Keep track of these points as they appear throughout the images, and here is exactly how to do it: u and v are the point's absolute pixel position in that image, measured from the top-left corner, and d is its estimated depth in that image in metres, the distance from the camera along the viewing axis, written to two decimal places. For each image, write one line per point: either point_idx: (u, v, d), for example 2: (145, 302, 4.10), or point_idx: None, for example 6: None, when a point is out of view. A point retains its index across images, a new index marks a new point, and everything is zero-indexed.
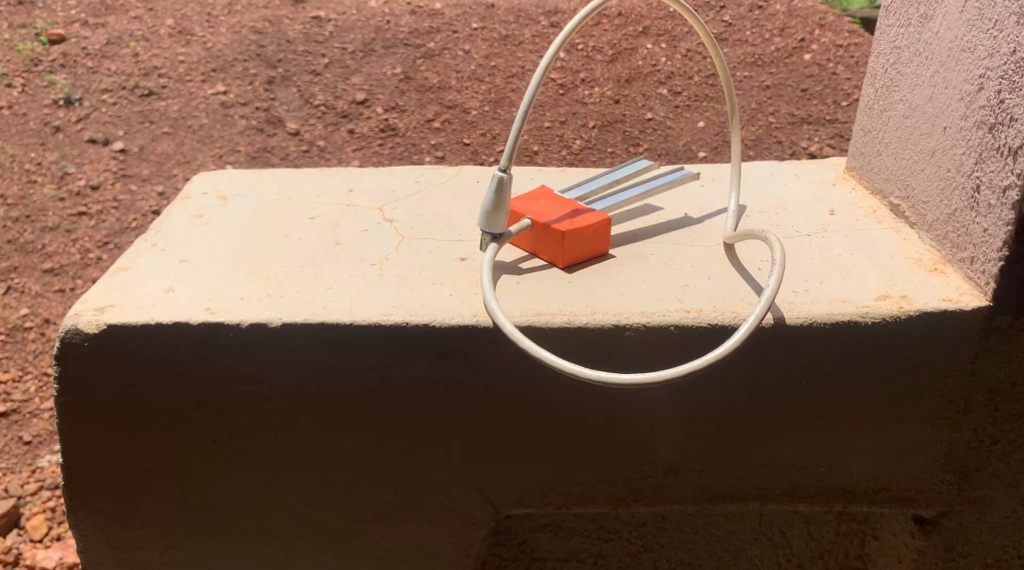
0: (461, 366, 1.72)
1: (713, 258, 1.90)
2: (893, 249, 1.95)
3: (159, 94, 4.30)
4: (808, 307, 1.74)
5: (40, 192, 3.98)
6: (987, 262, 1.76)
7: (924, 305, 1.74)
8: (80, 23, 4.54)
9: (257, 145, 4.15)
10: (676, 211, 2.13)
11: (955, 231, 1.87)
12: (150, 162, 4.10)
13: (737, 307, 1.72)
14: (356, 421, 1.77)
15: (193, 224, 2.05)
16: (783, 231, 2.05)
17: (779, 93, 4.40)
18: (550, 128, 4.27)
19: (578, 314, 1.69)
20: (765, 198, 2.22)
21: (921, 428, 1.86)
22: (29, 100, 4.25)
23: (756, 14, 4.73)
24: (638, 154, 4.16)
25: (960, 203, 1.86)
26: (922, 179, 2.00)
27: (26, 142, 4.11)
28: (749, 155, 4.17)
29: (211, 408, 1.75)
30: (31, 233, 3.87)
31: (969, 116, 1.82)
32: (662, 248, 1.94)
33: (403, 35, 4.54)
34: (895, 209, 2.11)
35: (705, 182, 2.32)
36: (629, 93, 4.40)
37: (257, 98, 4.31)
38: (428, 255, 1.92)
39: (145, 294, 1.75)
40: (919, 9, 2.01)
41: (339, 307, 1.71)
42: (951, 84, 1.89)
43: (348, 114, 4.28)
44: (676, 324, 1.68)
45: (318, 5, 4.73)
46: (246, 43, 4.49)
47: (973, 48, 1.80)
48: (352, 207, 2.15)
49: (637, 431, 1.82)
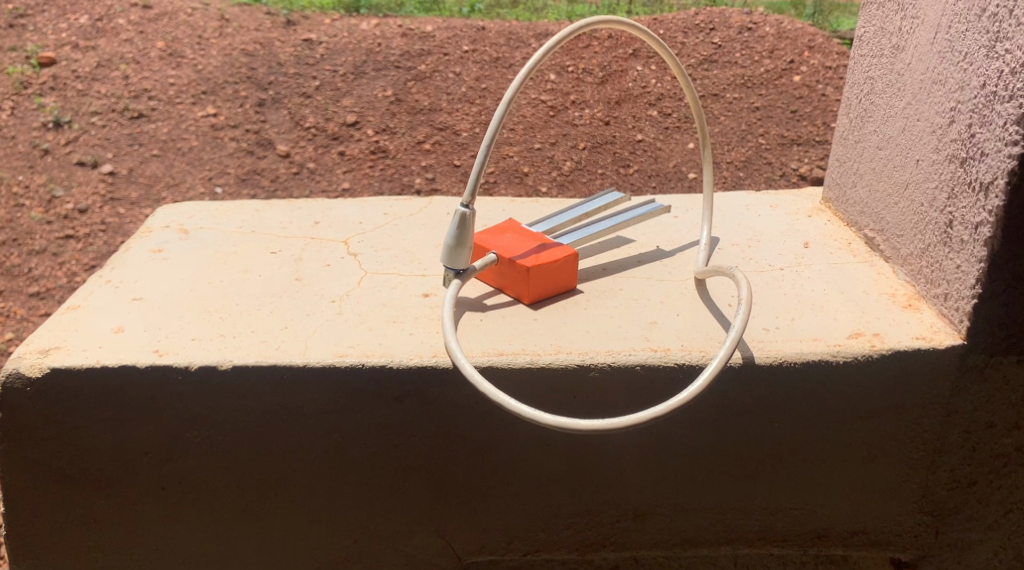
0: (420, 408, 1.72)
1: (683, 293, 1.89)
2: (867, 283, 1.95)
3: (148, 117, 4.29)
4: (778, 347, 1.74)
5: (28, 215, 3.95)
6: (960, 299, 1.77)
7: (896, 344, 1.75)
8: (70, 46, 4.51)
9: (247, 167, 4.13)
10: (648, 243, 2.13)
11: (929, 267, 1.88)
12: (139, 184, 4.07)
13: (704, 345, 1.70)
14: (319, 467, 1.77)
15: (150, 260, 2.05)
16: (755, 264, 2.05)
17: (769, 114, 4.40)
18: (540, 149, 4.25)
19: (542, 354, 1.68)
20: (739, 230, 2.22)
21: (897, 469, 1.86)
22: (19, 122, 4.23)
23: (745, 36, 4.74)
24: (629, 175, 4.15)
25: (933, 237, 1.86)
26: (895, 212, 2.01)
27: (15, 165, 4.08)
28: (739, 176, 4.16)
29: (158, 455, 1.74)
30: (18, 257, 3.82)
31: (940, 149, 1.82)
32: (631, 283, 1.93)
33: (394, 58, 4.54)
34: (871, 241, 2.11)
35: (679, 214, 2.32)
36: (619, 115, 4.39)
37: (248, 120, 4.29)
38: (391, 290, 1.91)
39: (93, 336, 1.74)
40: (892, 39, 2.01)
41: (294, 348, 1.71)
42: (922, 117, 1.89)
43: (338, 135, 4.26)
44: (642, 363, 1.67)
45: (310, 28, 4.73)
46: (237, 65, 4.47)
47: (944, 81, 1.81)
48: (316, 240, 2.15)
49: (605, 474, 1.82)
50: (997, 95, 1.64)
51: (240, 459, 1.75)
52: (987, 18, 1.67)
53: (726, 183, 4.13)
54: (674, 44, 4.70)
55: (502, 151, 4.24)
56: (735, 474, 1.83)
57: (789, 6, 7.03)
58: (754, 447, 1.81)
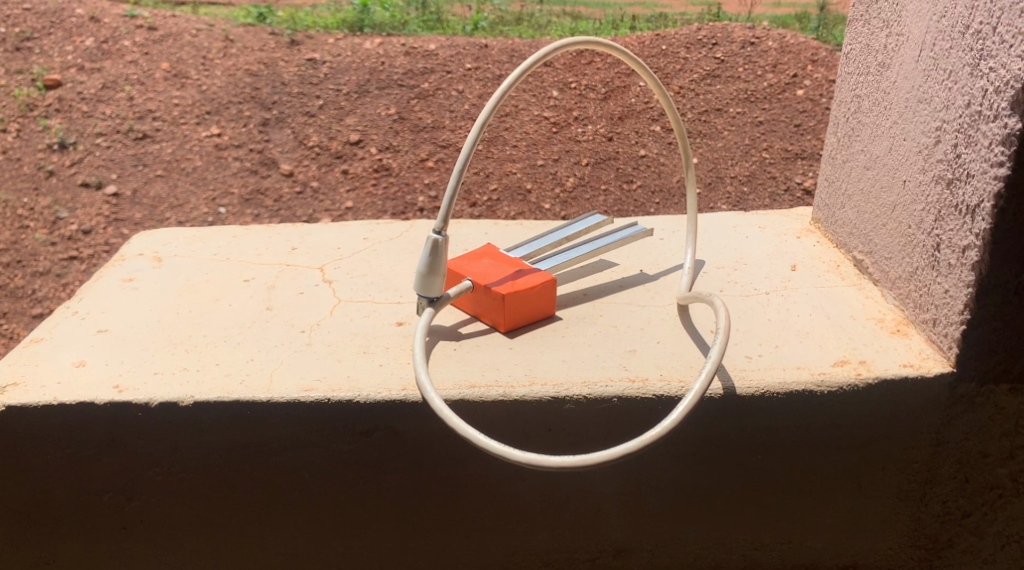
0: (387, 442, 1.77)
1: (665, 319, 1.90)
2: (855, 308, 1.97)
3: (153, 137, 4.29)
4: (760, 376, 1.76)
5: (32, 237, 3.91)
6: (949, 325, 1.77)
7: (884, 372, 1.76)
8: (76, 67, 4.52)
9: (250, 187, 4.13)
10: (631, 267, 2.15)
11: (918, 291, 1.89)
12: (143, 205, 4.04)
13: (683, 374, 1.71)
14: (290, 500, 1.83)
15: (122, 290, 2.12)
16: (741, 289, 2.07)
17: (772, 128, 4.36)
18: (543, 166, 4.22)
19: (516, 386, 1.69)
20: (725, 253, 2.24)
21: (886, 501, 1.89)
22: (24, 144, 4.21)
23: (748, 51, 4.73)
24: (632, 191, 4.13)
25: (921, 260, 1.87)
26: (884, 234, 2.02)
27: (20, 187, 4.05)
28: (743, 192, 4.11)
29: (119, 491, 1.81)
30: (22, 278, 3.79)
31: (927, 169, 1.83)
32: (611, 310, 1.95)
33: (397, 76, 4.54)
34: (858, 264, 2.13)
35: (665, 236, 2.33)
36: (622, 130, 4.36)
37: (251, 140, 4.29)
38: (364, 320, 1.96)
39: (56, 370, 1.80)
40: (877, 56, 2.03)
41: (258, 383, 1.75)
42: (909, 137, 1.90)
43: (341, 154, 4.25)
44: (619, 395, 1.68)
45: (313, 48, 4.74)
46: (241, 86, 4.49)
47: (930, 100, 1.82)
48: (291, 267, 2.20)
49: (582, 508, 1.86)
50: (982, 115, 1.66)
51: (215, 495, 1.82)
52: (970, 35, 1.69)
53: (729, 199, 4.08)
54: (676, 59, 4.70)
55: (506, 168, 4.21)
56: (699, 503, 1.88)
57: (790, 22, 7.03)
58: (724, 478, 1.85)
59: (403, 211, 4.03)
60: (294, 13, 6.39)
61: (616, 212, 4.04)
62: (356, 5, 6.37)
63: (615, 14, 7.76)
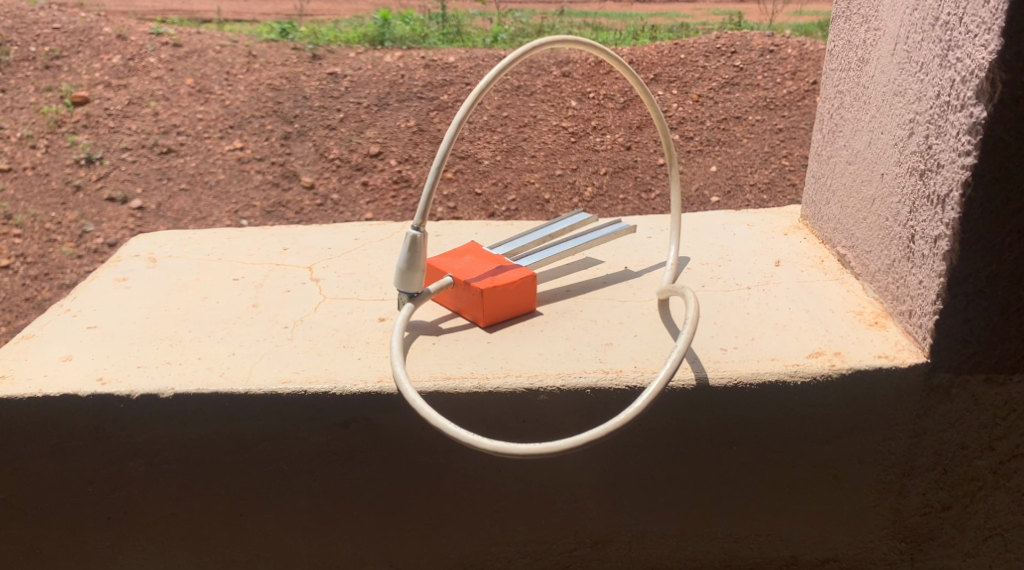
0: (364, 434, 1.82)
1: (644, 314, 1.96)
2: (836, 301, 2.01)
3: (177, 152, 4.37)
4: (734, 367, 1.79)
5: (59, 250, 3.97)
6: (923, 316, 1.81)
7: (857, 363, 1.79)
8: (103, 84, 4.60)
9: (272, 200, 4.17)
10: (615, 264, 2.20)
11: (895, 283, 1.93)
12: (167, 218, 4.09)
13: (656, 366, 1.76)
14: (270, 490, 1.88)
15: (114, 289, 2.19)
16: (722, 285, 2.11)
17: (792, 136, 4.35)
18: (561, 175, 4.23)
19: (490, 378, 1.74)
20: (712, 248, 2.29)
21: (865, 492, 1.91)
22: (52, 160, 4.29)
23: (767, 59, 4.72)
24: (650, 200, 4.13)
25: (898, 252, 1.91)
26: (864, 228, 2.06)
27: (48, 202, 4.12)
28: (763, 199, 4.08)
29: (103, 483, 1.87)
30: (49, 290, 3.83)
31: (902, 162, 1.87)
32: (591, 305, 2.01)
33: (417, 89, 4.59)
34: (842, 259, 2.17)
35: (652, 234, 2.39)
36: (640, 139, 4.37)
37: (273, 153, 4.35)
38: (347, 316, 2.02)
39: (43, 364, 1.87)
40: (857, 52, 2.08)
41: (238, 375, 1.81)
42: (886, 130, 1.94)
43: (362, 166, 4.29)
44: (592, 386, 1.73)
45: (335, 62, 4.81)
46: (263, 100, 4.56)
47: (904, 92, 1.86)
48: (281, 266, 2.27)
49: (560, 499, 1.90)
50: (950, 105, 1.69)
51: (195, 486, 1.87)
52: (939, 27, 1.73)
53: (749, 206, 4.05)
54: (695, 68, 4.70)
55: (524, 178, 4.22)
56: (676, 494, 1.90)
57: (812, 31, 7.00)
58: (700, 469, 1.88)
59: None
60: (316, 29, 6.46)
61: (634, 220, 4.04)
62: (378, 20, 6.44)
63: (637, 25, 7.77)
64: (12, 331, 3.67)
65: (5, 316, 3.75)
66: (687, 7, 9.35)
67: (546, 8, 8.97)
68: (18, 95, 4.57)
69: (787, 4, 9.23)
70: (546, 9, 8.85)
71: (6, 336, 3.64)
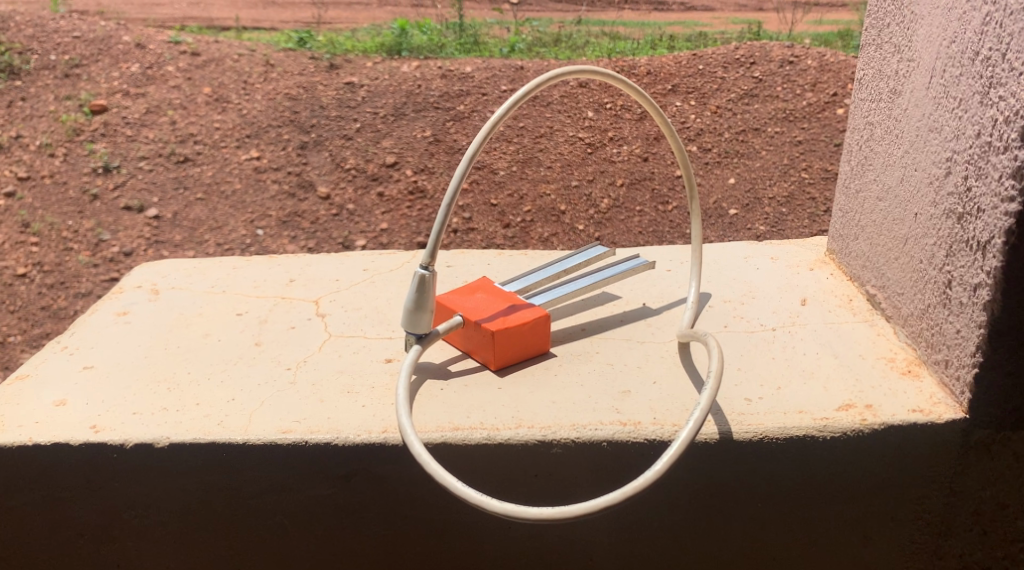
0: (367, 486, 1.79)
1: (664, 357, 1.95)
2: (866, 347, 2.01)
3: (193, 161, 4.35)
4: (758, 420, 1.77)
5: (75, 259, 3.95)
6: (961, 368, 1.79)
7: (891, 418, 1.77)
8: (121, 93, 4.60)
9: (288, 210, 4.14)
10: (633, 300, 2.21)
11: (929, 329, 1.91)
12: (183, 227, 4.08)
13: (676, 418, 1.73)
14: (270, 544, 1.86)
15: (114, 326, 2.20)
16: (746, 324, 2.13)
17: (812, 148, 4.28)
18: (577, 187, 4.18)
19: (499, 429, 1.72)
20: (735, 285, 2.31)
21: (899, 554, 1.89)
22: (70, 168, 4.28)
23: (787, 70, 4.66)
24: (668, 213, 4.08)
25: (933, 297, 1.90)
26: (896, 268, 2.06)
27: (65, 211, 4.11)
28: (782, 213, 4.03)
29: (93, 535, 1.86)
30: (65, 299, 3.81)
31: (939, 202, 1.86)
32: (606, 346, 2.00)
33: (434, 99, 4.56)
34: (871, 299, 2.17)
35: (672, 267, 2.39)
36: (657, 151, 4.32)
37: (290, 163, 4.32)
38: (353, 356, 2.01)
39: (36, 409, 1.86)
40: (889, 82, 2.08)
41: (236, 423, 1.79)
42: (920, 167, 1.94)
43: (377, 176, 4.25)
44: (608, 438, 1.70)
45: (352, 72, 4.79)
46: (281, 110, 4.54)
47: (940, 129, 1.85)
48: (286, 300, 2.27)
49: (574, 557, 1.88)
50: (992, 145, 1.66)
51: (191, 539, 1.86)
52: (980, 61, 1.71)
53: (767, 220, 4.01)
54: (713, 79, 4.65)
55: (540, 189, 4.17)
56: (695, 552, 1.88)
57: (830, 41, 6.96)
58: (719, 527, 1.86)
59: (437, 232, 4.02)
60: (333, 37, 6.45)
61: (651, 233, 4.00)
62: (395, 29, 6.43)
63: (654, 34, 7.74)
64: (28, 340, 3.66)
65: (20, 324, 3.73)
66: (705, 15, 9.30)
67: (563, 16, 8.96)
68: (37, 103, 4.58)
69: (806, 13, 9.18)
70: (564, 18, 8.83)
71: (22, 345, 3.62)
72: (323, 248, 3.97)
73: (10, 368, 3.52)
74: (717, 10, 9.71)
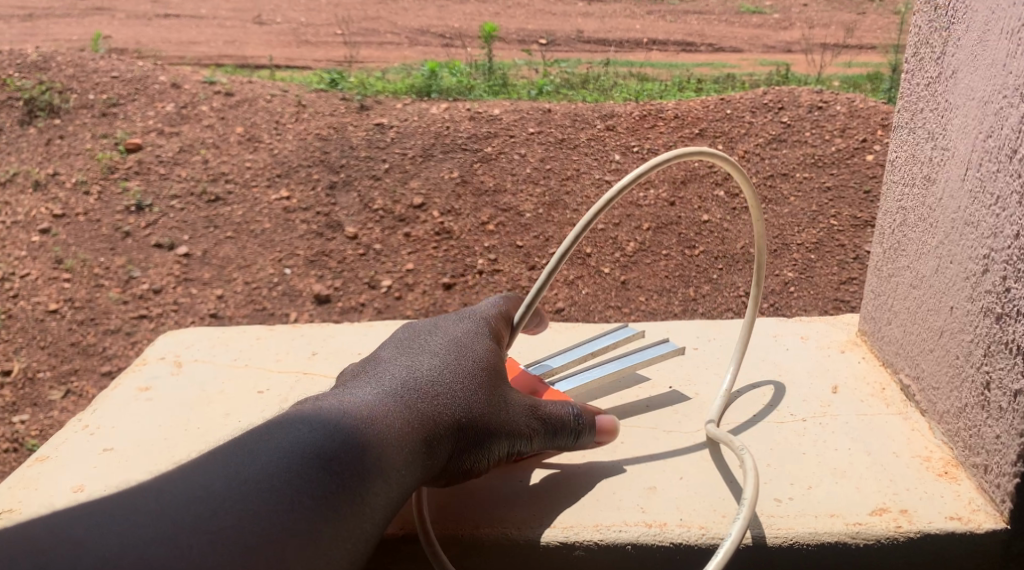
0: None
1: (691, 451, 2.21)
2: (902, 445, 2.16)
3: (224, 200, 4.37)
4: (789, 525, 1.95)
5: (106, 295, 3.97)
6: (1002, 477, 1.92)
7: (926, 525, 1.93)
8: (156, 132, 4.67)
9: (316, 249, 4.16)
10: (660, 382, 2.49)
11: (967, 428, 2.04)
12: (213, 266, 4.11)
13: (702, 520, 2.00)
14: None
15: (140, 402, 2.42)
16: (777, 412, 2.30)
17: (841, 194, 4.25)
18: (604, 230, 4.15)
19: (527, 529, 2.00)
20: (765, 366, 2.49)
21: None
22: (104, 206, 4.32)
23: (815, 115, 4.64)
24: (695, 257, 4.06)
25: (970, 396, 2.01)
26: (930, 361, 2.18)
27: (97, 248, 4.15)
28: (810, 259, 4.02)
29: None
30: (93, 336, 3.85)
31: (975, 298, 1.97)
32: (634, 440, 2.26)
33: (462, 141, 4.57)
34: (904, 389, 2.31)
35: (698, 346, 2.65)
36: (684, 195, 4.26)
37: (319, 203, 4.33)
38: None
39: (56, 495, 2.08)
40: (923, 169, 2.19)
41: None
42: (955, 262, 2.05)
43: (405, 217, 4.26)
44: (632, 541, 1.98)
45: (382, 113, 4.82)
46: (311, 149, 4.57)
47: (977, 226, 1.95)
48: (307, 374, 2.48)
49: None
50: None
51: None
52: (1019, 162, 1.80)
53: (796, 267, 4.00)
54: (741, 123, 4.61)
55: (566, 231, 4.16)
56: None
57: (858, 85, 6.96)
58: None
59: (462, 273, 4.06)
60: (364, 78, 6.51)
61: (678, 277, 4.00)
62: (425, 71, 6.49)
63: (681, 76, 7.78)
64: (56, 376, 3.71)
65: (50, 360, 3.76)
66: (733, 57, 9.32)
67: (590, 57, 9.04)
68: (75, 141, 4.65)
69: (835, 56, 9.20)
70: (592, 59, 8.88)
71: (54, 385, 3.68)
72: (349, 288, 4.03)
73: (38, 404, 3.60)
74: (744, 50, 9.72)
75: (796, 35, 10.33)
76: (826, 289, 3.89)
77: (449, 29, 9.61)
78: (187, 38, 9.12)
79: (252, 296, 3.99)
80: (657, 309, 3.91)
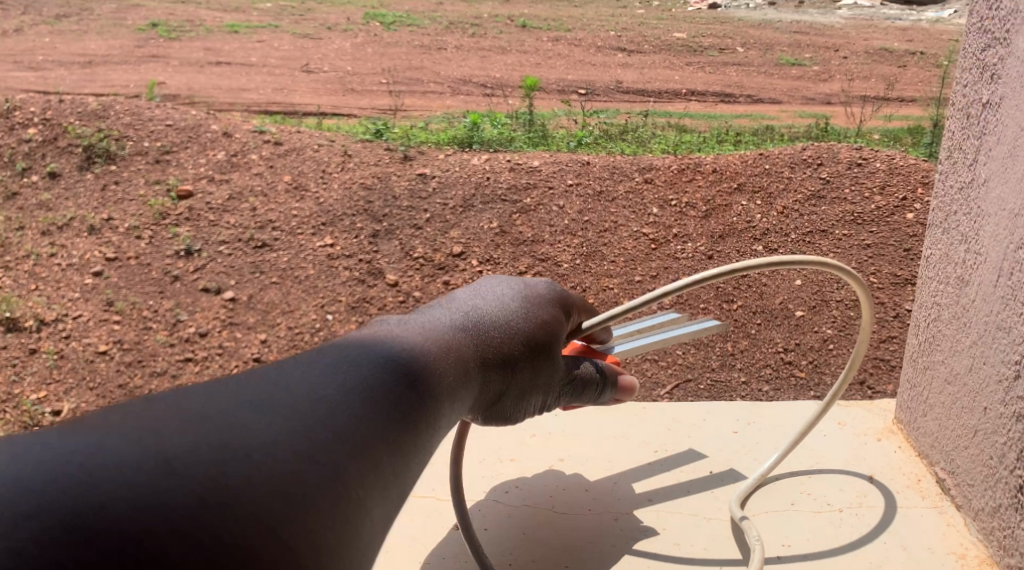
0: None
1: (728, 538, 2.32)
2: (937, 539, 2.24)
3: (270, 246, 4.48)
4: None
5: (154, 338, 4.07)
6: None
7: None
8: (206, 179, 4.82)
9: (357, 295, 4.24)
10: (700, 464, 2.62)
11: (1002, 527, 2.12)
12: (257, 310, 4.20)
13: None
14: None
15: None
16: (813, 502, 2.39)
17: (881, 252, 4.23)
18: (640, 282, 4.20)
19: None
20: (803, 453, 2.59)
21: None
22: (155, 251, 4.45)
23: (854, 172, 4.62)
24: (733, 312, 4.07)
25: (1004, 497, 2.10)
26: (965, 457, 2.28)
27: (147, 291, 4.27)
28: (849, 315, 3.94)
29: None
30: (140, 378, 3.91)
31: (1007, 401, 2.07)
32: (673, 526, 2.38)
33: (502, 192, 4.65)
34: (939, 482, 2.40)
35: (735, 429, 2.78)
36: (723, 249, 4.31)
37: (361, 251, 4.43)
38: (427, 520, 2.46)
39: None
40: (956, 269, 2.33)
41: None
42: (988, 363, 2.16)
43: (443, 265, 4.34)
44: None
45: (425, 163, 4.93)
46: (355, 199, 4.66)
47: (1008, 332, 2.07)
48: None
49: None
50: None
51: None
52: None
53: (834, 325, 3.92)
54: (780, 179, 4.63)
55: (602, 282, 4.21)
56: None
57: (899, 138, 6.98)
58: None
59: None
60: (408, 128, 6.67)
61: (714, 331, 3.97)
62: (467, 121, 6.63)
63: (720, 127, 7.85)
64: None
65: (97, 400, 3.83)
66: (772, 109, 9.37)
67: (629, 107, 9.16)
68: (130, 187, 4.81)
69: (876, 109, 9.22)
70: (632, 109, 8.97)
71: None
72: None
73: None
74: (784, 101, 9.78)
75: (836, 87, 10.38)
76: (865, 347, 3.84)
77: (490, 79, 9.80)
78: (238, 85, 9.40)
79: (295, 341, 4.07)
80: (694, 363, 3.89)
